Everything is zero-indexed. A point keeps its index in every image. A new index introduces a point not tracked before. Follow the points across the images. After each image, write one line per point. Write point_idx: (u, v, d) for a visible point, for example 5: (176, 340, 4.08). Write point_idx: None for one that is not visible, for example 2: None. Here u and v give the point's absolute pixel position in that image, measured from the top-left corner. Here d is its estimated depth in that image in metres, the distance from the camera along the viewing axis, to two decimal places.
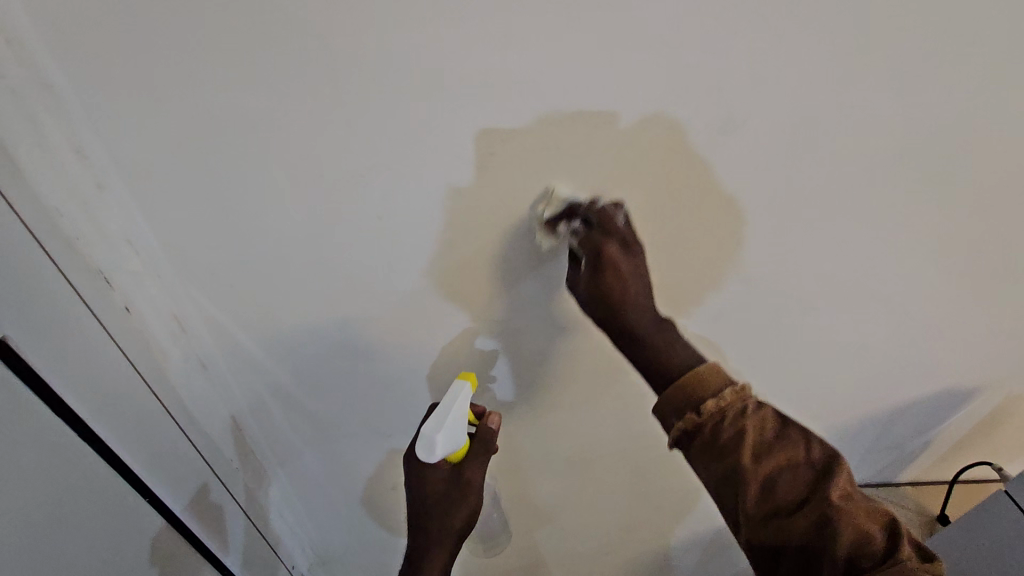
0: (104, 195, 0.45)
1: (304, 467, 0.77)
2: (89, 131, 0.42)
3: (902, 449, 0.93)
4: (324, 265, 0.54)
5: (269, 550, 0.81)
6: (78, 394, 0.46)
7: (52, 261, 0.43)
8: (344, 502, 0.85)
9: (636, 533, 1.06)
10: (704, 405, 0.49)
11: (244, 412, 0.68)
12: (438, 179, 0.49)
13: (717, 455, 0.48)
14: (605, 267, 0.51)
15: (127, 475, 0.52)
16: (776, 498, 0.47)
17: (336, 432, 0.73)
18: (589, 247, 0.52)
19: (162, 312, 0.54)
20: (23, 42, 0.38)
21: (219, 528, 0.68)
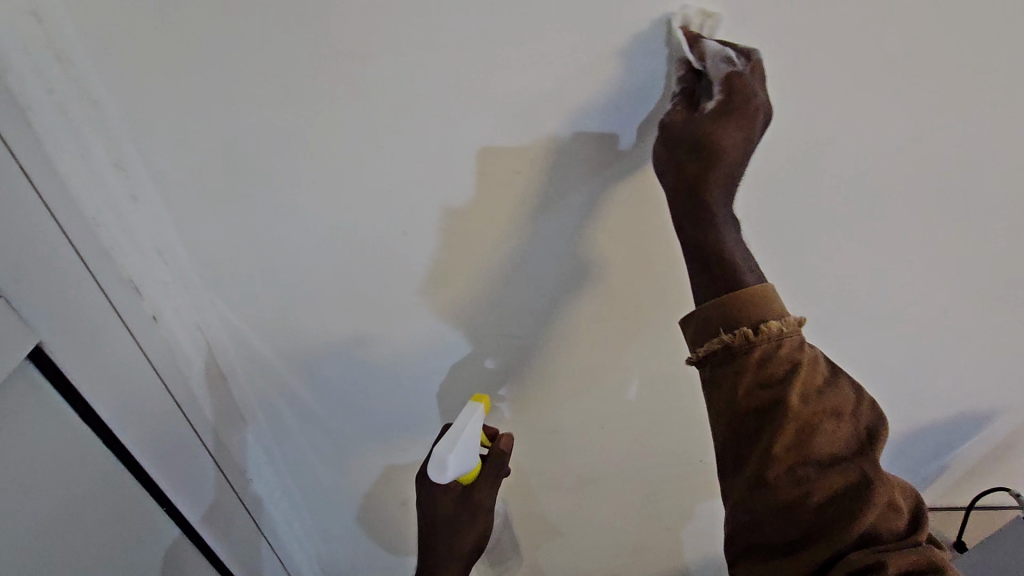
0: (139, 207, 0.47)
1: (316, 479, 0.77)
2: (130, 146, 0.44)
3: (918, 473, 0.91)
4: (348, 279, 0.55)
5: (278, 562, 0.81)
6: (108, 404, 0.46)
7: (92, 273, 0.44)
8: (354, 516, 0.84)
9: (642, 554, 1.05)
10: (765, 325, 0.45)
11: (261, 423, 0.68)
12: (464, 195, 0.50)
13: (763, 386, 0.45)
14: (738, 115, 0.42)
15: (148, 484, 0.53)
16: (811, 447, 0.45)
17: (350, 445, 0.73)
18: (733, 88, 0.42)
19: (187, 324, 0.55)
20: (74, 61, 0.39)
21: (232, 539, 0.68)
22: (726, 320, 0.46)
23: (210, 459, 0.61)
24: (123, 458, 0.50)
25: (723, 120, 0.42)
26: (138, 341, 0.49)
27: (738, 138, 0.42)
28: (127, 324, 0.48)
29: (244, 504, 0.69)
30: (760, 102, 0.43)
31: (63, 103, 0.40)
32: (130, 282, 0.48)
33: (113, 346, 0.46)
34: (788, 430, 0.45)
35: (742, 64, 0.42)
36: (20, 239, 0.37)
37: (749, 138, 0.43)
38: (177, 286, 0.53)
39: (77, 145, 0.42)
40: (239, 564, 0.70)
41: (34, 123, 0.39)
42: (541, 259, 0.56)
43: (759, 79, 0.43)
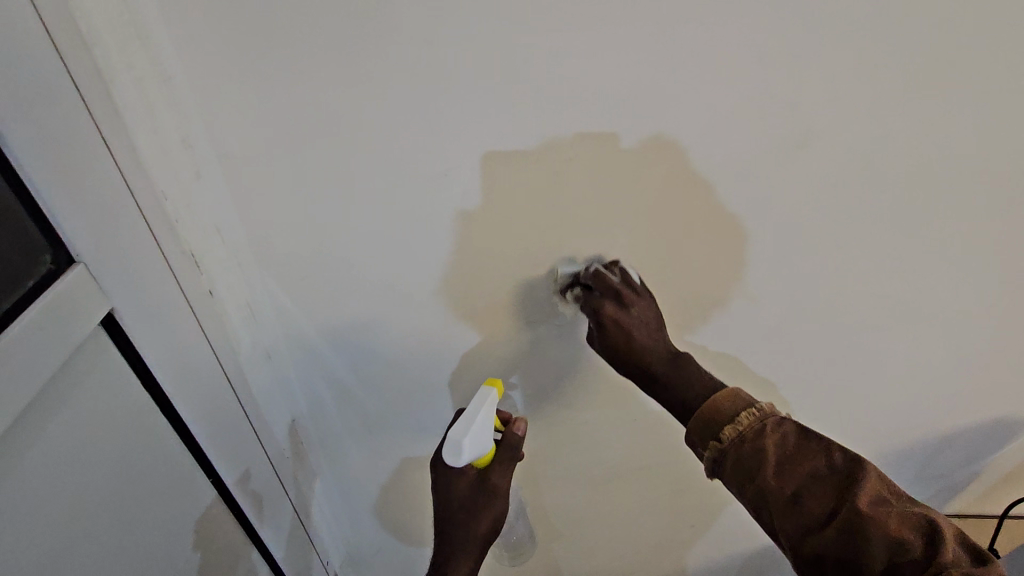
0: (201, 181, 0.50)
1: (347, 458, 0.79)
2: (200, 121, 0.47)
3: (950, 478, 0.90)
4: (395, 255, 0.58)
5: (309, 542, 0.82)
6: (168, 373, 0.49)
7: (161, 250, 0.46)
8: (383, 500, 0.86)
9: (665, 551, 1.04)
10: (723, 431, 0.53)
11: (300, 401, 0.71)
12: (511, 175, 0.54)
13: (743, 474, 0.51)
14: (604, 325, 0.58)
15: (197, 453, 0.56)
16: (803, 510, 0.48)
17: (384, 427, 0.75)
18: (587, 306, 0.59)
19: (240, 303, 0.57)
20: (153, 37, 0.42)
21: (269, 513, 0.69)
22: (700, 434, 0.54)
23: (253, 435, 0.62)
24: (177, 427, 0.52)
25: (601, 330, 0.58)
26: (196, 314, 0.51)
27: (618, 333, 0.58)
28: (189, 300, 0.50)
29: (281, 480, 0.70)
30: (607, 307, 0.58)
31: (141, 77, 0.42)
32: (191, 255, 0.49)
33: (177, 316, 0.48)
34: (779, 506, 0.49)
35: (586, 286, 0.60)
36: (100, 206, 0.39)
37: (627, 323, 0.58)
38: (231, 264, 0.55)
39: (150, 118, 0.44)
40: (274, 538, 0.72)
41: (115, 93, 0.40)
42: (572, 253, 0.60)
43: (603, 288, 0.59)
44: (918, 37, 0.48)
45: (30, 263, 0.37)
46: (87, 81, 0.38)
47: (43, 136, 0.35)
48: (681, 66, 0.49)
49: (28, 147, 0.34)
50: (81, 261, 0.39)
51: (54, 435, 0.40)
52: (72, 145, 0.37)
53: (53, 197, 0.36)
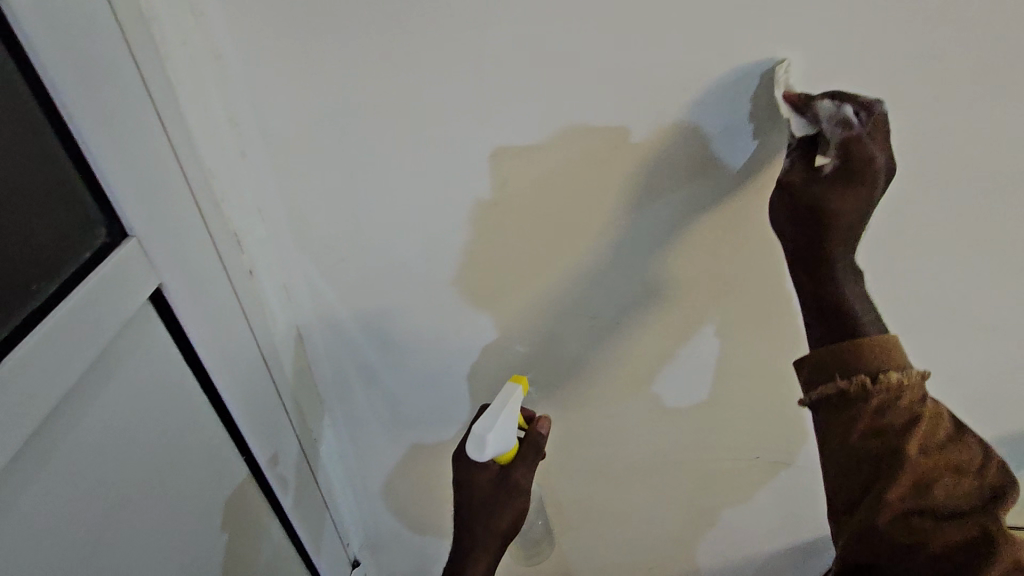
0: (245, 161, 0.51)
1: (370, 443, 0.79)
2: (245, 101, 0.48)
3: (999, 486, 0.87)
4: (428, 242, 0.58)
5: (332, 526, 0.84)
6: (207, 350, 0.50)
7: (205, 228, 0.48)
8: (406, 487, 0.86)
9: (684, 551, 1.04)
10: (885, 375, 0.48)
11: (329, 385, 0.72)
12: (550, 165, 0.53)
13: (878, 433, 0.48)
14: (862, 176, 0.46)
15: (232, 430, 0.57)
16: (927, 499, 0.47)
17: (410, 416, 0.75)
18: (851, 145, 0.46)
19: (275, 283, 0.59)
20: (205, 14, 0.44)
21: (297, 495, 0.70)
22: (846, 364, 0.49)
23: (284, 414, 0.64)
24: (213, 402, 0.53)
25: (845, 183, 0.46)
26: (236, 293, 0.52)
27: (861, 197, 0.46)
28: (230, 279, 0.51)
29: (308, 463, 0.72)
30: (878, 159, 0.47)
31: (193, 55, 0.45)
32: (232, 234, 0.52)
33: (215, 291, 0.50)
34: (902, 482, 0.47)
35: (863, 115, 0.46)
36: (150, 180, 0.41)
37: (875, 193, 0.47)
38: (269, 245, 0.57)
39: (199, 97, 0.46)
40: (300, 518, 0.73)
41: (169, 71, 0.42)
42: (606, 254, 0.59)
43: (877, 137, 0.47)
44: (982, 24, 0.45)
45: (86, 236, 0.39)
46: (142, 56, 0.40)
47: (99, 109, 0.37)
48: (732, 56, 0.47)
49: (86, 118, 0.36)
50: (134, 234, 0.41)
51: (98, 413, 0.41)
52: (124, 116, 0.39)
53: (110, 170, 0.38)
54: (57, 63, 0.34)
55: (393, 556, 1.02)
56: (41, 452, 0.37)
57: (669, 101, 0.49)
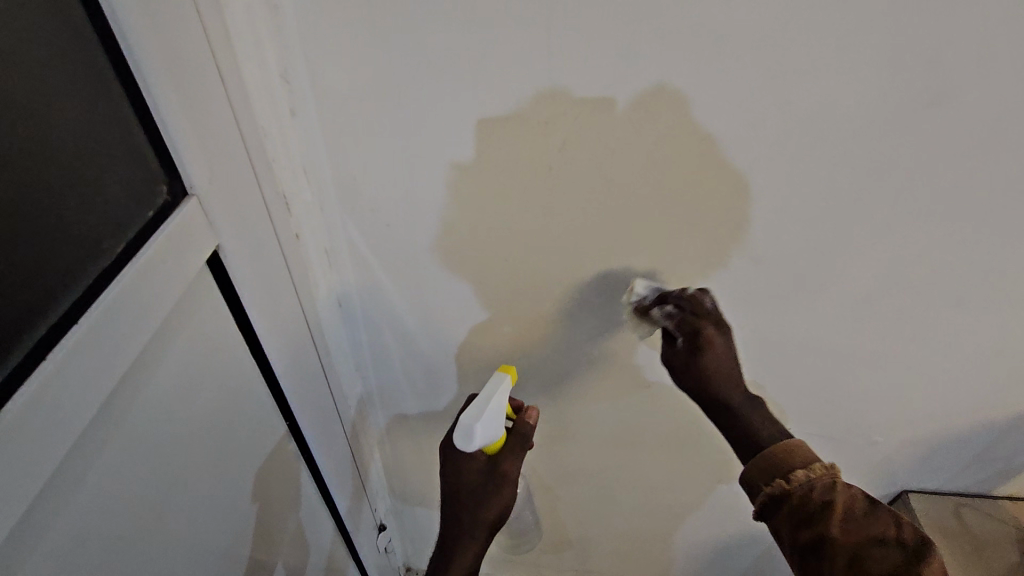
0: (295, 120, 0.57)
1: (397, 394, 0.89)
2: (298, 62, 0.53)
3: (1008, 468, 0.86)
4: (441, 210, 0.63)
5: (359, 475, 0.95)
6: (257, 300, 0.57)
7: (260, 184, 0.54)
8: (429, 439, 0.96)
9: (660, 545, 1.11)
10: (793, 474, 0.57)
11: (365, 340, 0.80)
12: (565, 128, 0.55)
13: (808, 521, 0.55)
14: (704, 346, 0.65)
15: (273, 380, 0.66)
16: (865, 569, 0.51)
17: (436, 373, 0.84)
18: (685, 328, 0.65)
19: (319, 241, 0.67)
20: None
21: (326, 444, 0.80)
22: (765, 472, 0.59)
23: (319, 364, 0.73)
24: (254, 349, 0.62)
25: (696, 350, 0.65)
26: (284, 251, 0.60)
27: (712, 356, 0.65)
28: (278, 235, 0.59)
29: (340, 415, 0.82)
30: (708, 329, 0.65)
31: (254, 12, 0.49)
32: (281, 193, 0.58)
33: (267, 251, 0.57)
34: (838, 560, 0.52)
35: (680, 305, 0.65)
36: (216, 144, 0.47)
37: (721, 347, 0.65)
38: (315, 209, 0.65)
39: (256, 55, 0.51)
40: (328, 464, 0.83)
41: (230, 25, 0.47)
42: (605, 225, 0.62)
43: (701, 310, 0.65)
44: None
45: (152, 191, 0.45)
46: (212, 23, 0.45)
47: (173, 75, 0.42)
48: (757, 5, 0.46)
49: (160, 85, 0.41)
50: (194, 193, 0.47)
51: (164, 365, 0.50)
52: (196, 80, 0.44)
53: (180, 134, 0.44)
54: (136, 21, 0.38)
55: (416, 519, 1.18)
56: (116, 410, 0.45)
57: (703, 52, 0.49)
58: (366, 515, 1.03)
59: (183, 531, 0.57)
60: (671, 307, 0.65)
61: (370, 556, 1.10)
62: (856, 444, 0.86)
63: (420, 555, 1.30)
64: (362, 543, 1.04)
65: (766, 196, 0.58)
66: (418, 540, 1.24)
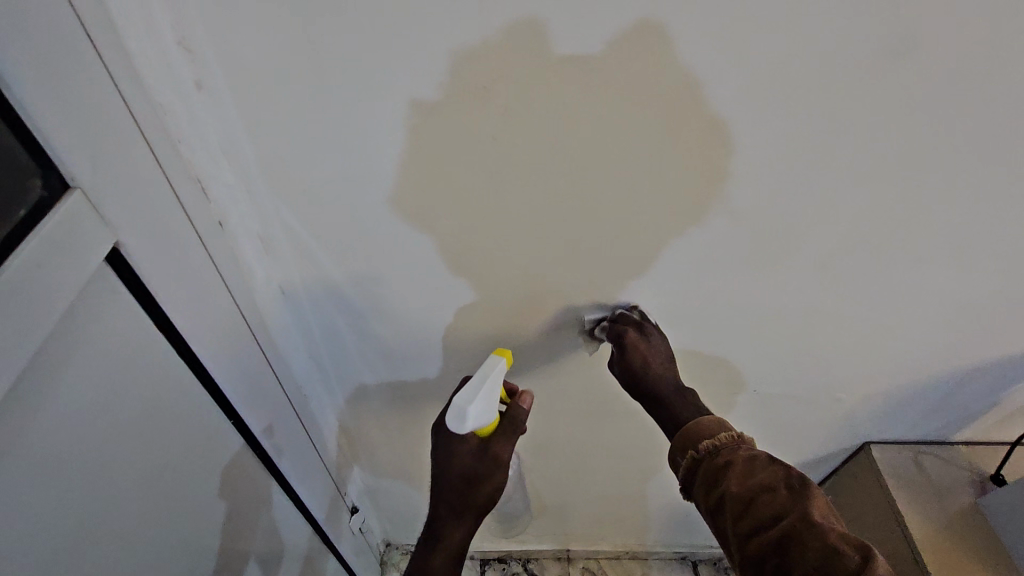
0: (204, 94, 0.51)
1: (356, 379, 0.85)
2: (197, 28, 0.46)
3: (962, 411, 0.90)
4: (383, 187, 0.58)
5: (324, 464, 0.92)
6: (175, 300, 0.52)
7: (163, 168, 0.48)
8: (394, 420, 0.94)
9: (635, 506, 1.13)
10: (703, 444, 0.60)
11: (316, 328, 0.76)
12: (506, 96, 0.50)
13: (712, 482, 0.58)
14: (626, 348, 0.68)
15: (211, 386, 0.60)
16: (754, 514, 0.54)
17: (394, 354, 0.80)
18: (611, 332, 0.69)
19: (250, 228, 0.62)
20: None
21: (281, 438, 0.76)
22: (682, 445, 0.62)
23: (263, 356, 0.68)
24: (185, 356, 0.56)
25: (621, 354, 0.69)
26: (205, 241, 0.55)
27: (635, 359, 0.68)
28: (194, 225, 0.53)
29: (294, 404, 0.78)
30: (632, 333, 0.69)
31: None
32: (196, 179, 0.54)
33: (185, 242, 0.52)
34: (733, 510, 0.55)
35: (609, 318, 0.71)
36: (96, 129, 0.40)
37: (644, 350, 0.68)
38: (240, 192, 0.59)
39: (145, 22, 0.44)
40: (285, 458, 0.79)
41: None
42: (555, 198, 0.59)
43: (626, 320, 0.70)
44: None
45: (21, 188, 0.38)
46: None
47: (26, 48, 0.34)
48: None
49: (13, 60, 0.34)
50: (77, 187, 0.40)
51: (65, 382, 0.43)
52: (59, 54, 0.37)
53: (48, 118, 0.37)
54: None
55: (389, 498, 1.16)
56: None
57: (648, 7, 0.45)
58: (337, 499, 1.01)
59: (116, 553, 0.52)
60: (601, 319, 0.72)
61: (345, 541, 1.08)
62: (821, 401, 0.88)
63: (400, 534, 1.29)
64: (334, 530, 1.02)
65: (725, 160, 0.56)
66: (396, 520, 1.23)
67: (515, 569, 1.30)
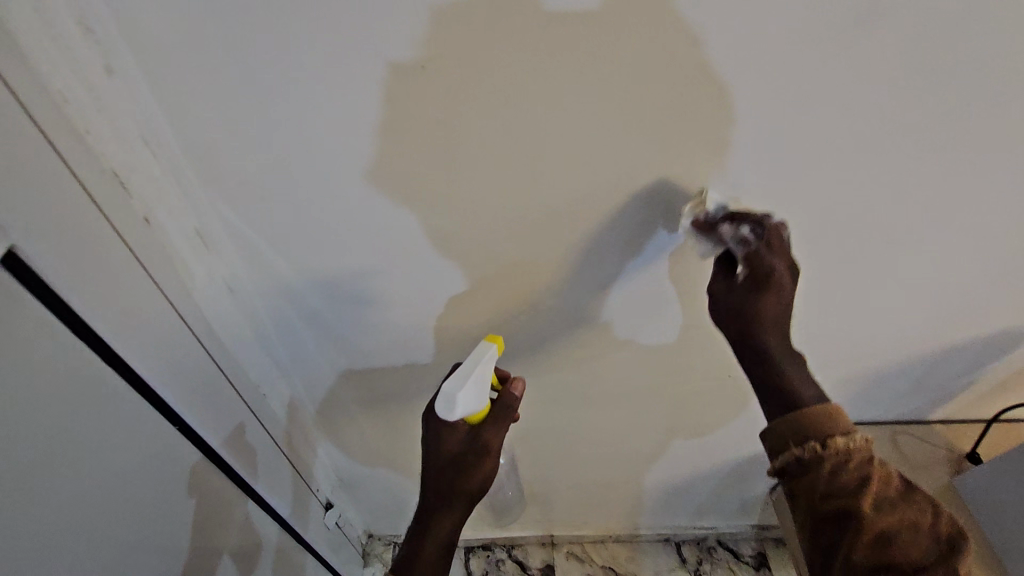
0: (114, 79, 0.44)
1: (319, 376, 0.80)
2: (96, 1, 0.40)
3: (936, 390, 0.92)
4: (338, 179, 0.52)
5: (288, 463, 0.87)
6: (90, 306, 0.46)
7: (63, 159, 0.43)
8: (366, 414, 0.88)
9: (617, 491, 1.13)
10: (833, 442, 0.53)
11: (270, 326, 0.70)
12: (465, 86, 0.46)
13: (838, 496, 0.53)
14: (769, 287, 0.55)
15: (150, 397, 0.54)
16: (890, 550, 0.51)
17: (364, 345, 0.74)
18: (753, 261, 0.55)
19: (185, 226, 0.56)
20: None
21: (235, 441, 0.70)
22: (800, 433, 0.54)
23: (208, 358, 0.63)
24: (116, 367, 0.49)
25: (756, 291, 0.55)
26: (124, 238, 0.50)
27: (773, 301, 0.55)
28: (111, 221, 0.48)
29: (250, 407, 0.73)
30: (778, 266, 0.55)
31: None
32: (112, 173, 0.48)
33: (96, 239, 0.46)
34: (864, 537, 0.52)
35: (757, 234, 0.55)
36: None
37: (785, 290, 0.56)
38: (169, 184, 0.53)
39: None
40: (244, 463, 0.73)
41: None
42: (531, 198, 0.55)
43: (776, 246, 0.56)
44: None
45: None
46: None
47: None
48: None
49: None
50: None
51: None
52: None
53: None
54: None
55: (366, 492, 1.12)
56: None
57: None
58: (308, 497, 0.96)
59: None
60: (749, 231, 0.54)
61: (321, 539, 1.03)
62: None
63: (380, 526, 1.25)
64: (308, 529, 0.97)
65: (708, 160, 0.53)
66: (375, 513, 1.19)
67: (499, 556, 1.28)
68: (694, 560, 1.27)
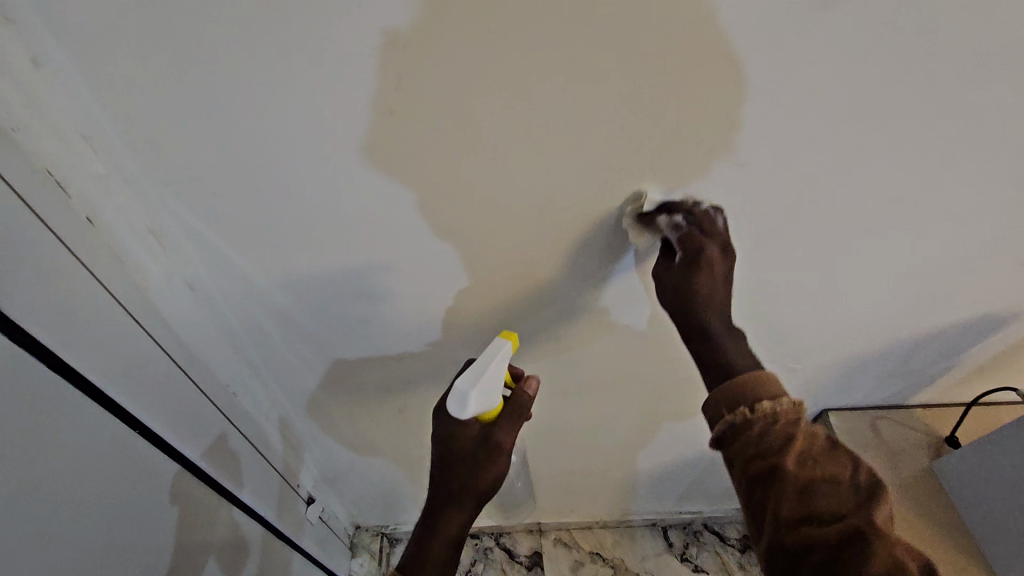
0: (41, 72, 0.42)
1: (293, 373, 0.78)
2: None
3: (916, 374, 0.92)
4: (293, 173, 0.50)
5: (264, 458, 0.86)
6: (21, 307, 0.44)
7: None
8: (343, 411, 0.87)
9: (604, 477, 1.13)
10: (759, 404, 0.51)
11: (235, 324, 0.69)
12: (417, 74, 0.43)
13: (763, 455, 0.50)
14: (701, 264, 0.55)
15: (99, 398, 0.52)
16: (813, 504, 0.49)
17: (335, 342, 0.73)
18: (687, 243, 0.55)
19: (133, 224, 0.54)
20: None
21: (203, 440, 0.69)
22: (730, 398, 0.53)
23: (163, 354, 0.61)
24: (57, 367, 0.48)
25: (691, 269, 0.55)
26: (59, 236, 0.48)
27: (708, 279, 0.55)
28: (44, 221, 0.47)
29: (215, 404, 0.72)
30: (712, 249, 0.55)
31: None
32: (46, 172, 0.47)
33: (27, 238, 0.45)
34: (788, 494, 0.49)
35: (689, 219, 0.55)
36: None
37: (722, 272, 0.55)
38: (111, 181, 0.51)
39: None
40: (215, 462, 0.72)
41: None
42: (492, 188, 0.53)
43: (710, 230, 0.56)
44: None
45: None
46: None
47: None
48: None
49: None
50: None
51: None
52: None
53: None
54: None
55: (350, 486, 1.11)
56: None
57: None
58: (288, 493, 0.95)
59: None
60: (681, 218, 0.55)
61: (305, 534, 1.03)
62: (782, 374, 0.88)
63: (366, 517, 1.25)
64: (291, 525, 0.97)
65: (677, 146, 0.51)
66: (361, 505, 1.19)
67: (487, 544, 1.29)
68: (680, 544, 1.29)
